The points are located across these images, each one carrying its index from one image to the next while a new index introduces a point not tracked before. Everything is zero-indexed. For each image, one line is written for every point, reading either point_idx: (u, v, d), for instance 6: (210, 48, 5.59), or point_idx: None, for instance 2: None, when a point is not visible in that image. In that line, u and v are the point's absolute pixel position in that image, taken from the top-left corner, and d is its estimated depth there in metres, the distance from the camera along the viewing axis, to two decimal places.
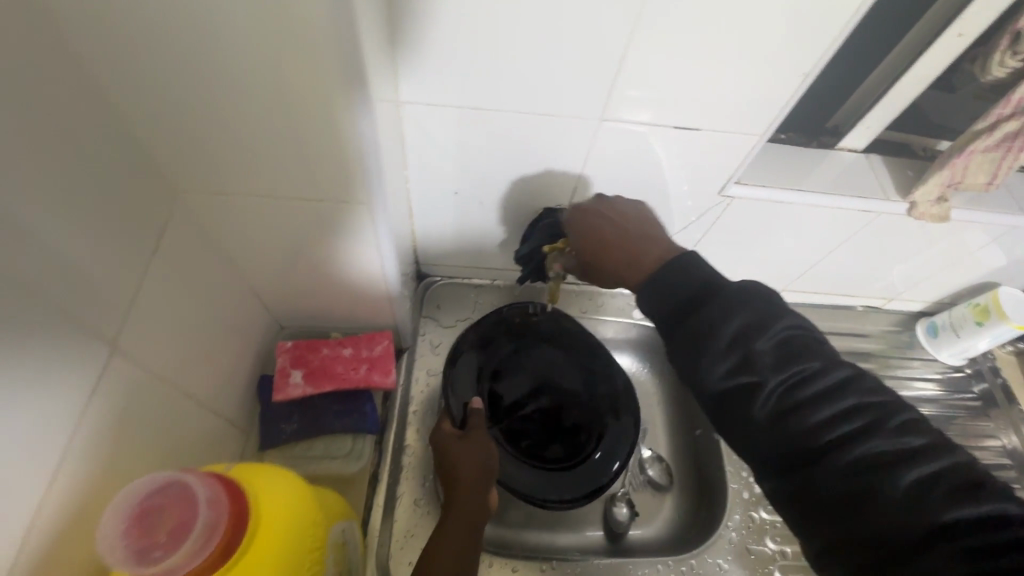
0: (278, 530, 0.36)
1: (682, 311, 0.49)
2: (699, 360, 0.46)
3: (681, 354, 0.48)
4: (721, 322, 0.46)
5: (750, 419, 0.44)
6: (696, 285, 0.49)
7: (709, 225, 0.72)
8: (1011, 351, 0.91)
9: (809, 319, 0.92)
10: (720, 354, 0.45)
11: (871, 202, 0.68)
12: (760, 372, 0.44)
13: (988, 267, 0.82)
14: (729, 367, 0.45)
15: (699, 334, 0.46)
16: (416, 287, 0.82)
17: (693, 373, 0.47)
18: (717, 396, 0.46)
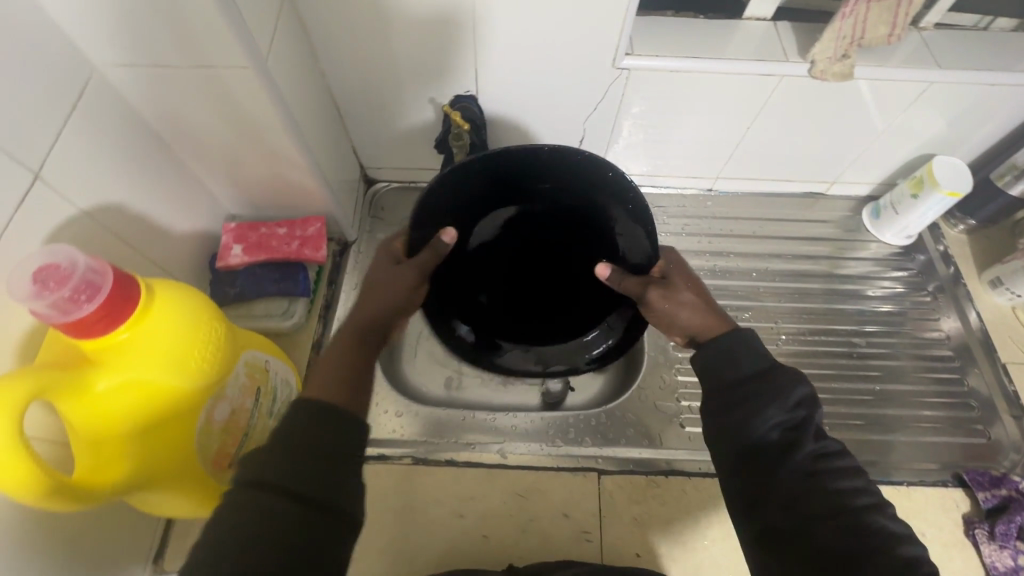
0: (167, 329, 0.45)
1: (736, 373, 0.47)
2: (751, 416, 0.44)
3: (727, 411, 0.46)
4: (774, 391, 0.45)
5: (778, 471, 0.43)
6: (762, 360, 0.47)
7: (618, 105, 0.76)
8: (963, 231, 0.89)
9: (750, 207, 0.93)
10: (773, 412, 0.44)
11: (771, 65, 0.70)
12: (803, 441, 0.43)
13: (923, 139, 0.80)
14: (772, 433, 0.44)
15: (759, 396, 0.45)
16: (363, 191, 0.90)
17: (733, 438, 0.45)
18: (748, 462, 0.44)
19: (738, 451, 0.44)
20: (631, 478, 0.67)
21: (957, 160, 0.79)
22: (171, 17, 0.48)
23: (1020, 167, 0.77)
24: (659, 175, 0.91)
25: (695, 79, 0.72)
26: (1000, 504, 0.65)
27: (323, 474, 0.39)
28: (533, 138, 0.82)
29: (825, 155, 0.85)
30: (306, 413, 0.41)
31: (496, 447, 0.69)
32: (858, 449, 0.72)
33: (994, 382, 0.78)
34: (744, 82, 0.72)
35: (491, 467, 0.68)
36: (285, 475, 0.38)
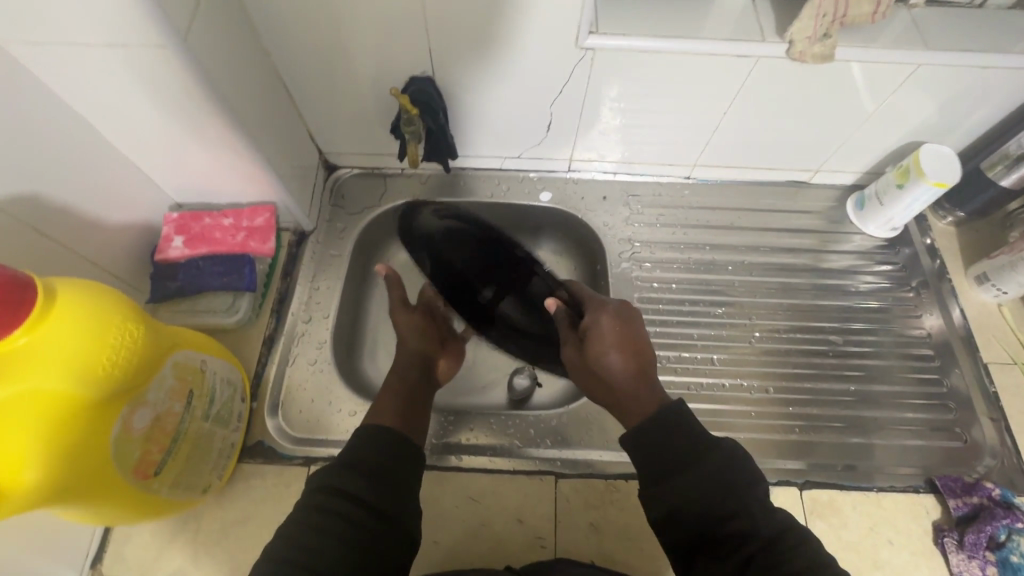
0: (70, 338, 0.42)
1: (671, 455, 0.49)
2: (697, 507, 0.46)
3: (672, 503, 0.47)
4: (709, 471, 0.47)
5: (722, 549, 0.45)
6: (694, 435, 0.50)
7: (586, 89, 0.72)
8: (951, 223, 0.84)
9: (729, 196, 0.89)
10: (710, 489, 0.46)
11: (748, 46, 0.65)
12: (751, 526, 0.45)
13: (911, 125, 0.76)
14: (719, 525, 0.45)
15: (701, 484, 0.47)
16: (324, 178, 0.86)
17: (680, 533, 0.47)
18: (698, 552, 0.46)
19: (689, 543, 0.46)
20: (590, 483, 0.64)
21: (950, 150, 0.74)
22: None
23: (1012, 156, 0.72)
24: (633, 162, 0.86)
25: (667, 59, 0.67)
26: (972, 512, 0.63)
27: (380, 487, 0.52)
28: (498, 122, 0.78)
29: (808, 142, 0.81)
30: (365, 435, 0.55)
31: (453, 451, 0.67)
32: (827, 453, 0.70)
33: (975, 383, 0.75)
34: (718, 64, 0.67)
35: (447, 470, 0.65)
36: (355, 486, 0.50)
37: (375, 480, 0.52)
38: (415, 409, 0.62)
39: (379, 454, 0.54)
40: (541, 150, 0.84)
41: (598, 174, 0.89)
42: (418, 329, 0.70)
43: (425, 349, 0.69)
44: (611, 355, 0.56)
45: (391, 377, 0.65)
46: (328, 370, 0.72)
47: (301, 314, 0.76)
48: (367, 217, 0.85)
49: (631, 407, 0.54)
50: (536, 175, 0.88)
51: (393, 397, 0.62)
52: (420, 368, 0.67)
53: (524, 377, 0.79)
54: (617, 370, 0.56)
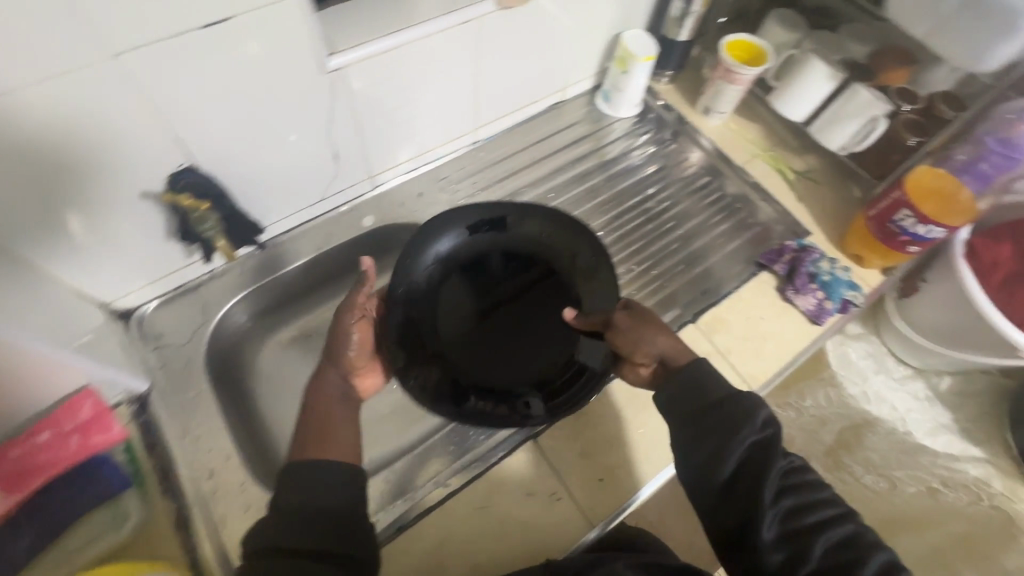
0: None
1: (704, 402, 0.61)
2: (724, 445, 0.58)
3: (701, 433, 0.59)
4: (740, 417, 0.59)
5: (740, 481, 0.58)
6: (724, 389, 0.61)
7: (352, 107, 0.72)
8: (668, 82, 1.05)
9: (514, 140, 0.98)
10: (744, 436, 0.58)
11: (465, 11, 0.71)
12: (773, 456, 0.58)
13: (607, 25, 0.92)
14: (744, 456, 0.58)
15: (728, 426, 0.59)
16: (126, 327, 0.73)
17: (707, 464, 0.58)
18: (721, 485, 0.58)
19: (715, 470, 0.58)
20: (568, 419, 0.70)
21: (640, 31, 0.93)
22: None
23: (677, 17, 0.93)
24: (427, 151, 0.89)
25: (410, 52, 0.70)
26: (790, 266, 0.83)
27: (312, 521, 0.51)
28: (285, 176, 0.74)
29: (548, 70, 0.93)
30: (281, 479, 0.54)
31: (439, 479, 0.67)
32: (695, 287, 0.86)
33: (742, 181, 0.96)
34: (450, 39, 0.73)
35: (445, 499, 0.65)
36: (287, 539, 0.49)
37: (301, 517, 0.51)
38: (347, 431, 0.62)
39: (297, 497, 0.52)
40: (342, 181, 0.82)
41: (404, 176, 0.90)
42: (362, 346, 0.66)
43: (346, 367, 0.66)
44: (643, 321, 0.66)
45: (317, 384, 0.65)
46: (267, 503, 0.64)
47: (199, 471, 0.65)
48: (203, 338, 0.75)
49: (673, 360, 0.65)
50: (349, 206, 0.86)
51: (323, 415, 0.62)
52: (341, 385, 0.66)
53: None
54: (655, 332, 0.66)
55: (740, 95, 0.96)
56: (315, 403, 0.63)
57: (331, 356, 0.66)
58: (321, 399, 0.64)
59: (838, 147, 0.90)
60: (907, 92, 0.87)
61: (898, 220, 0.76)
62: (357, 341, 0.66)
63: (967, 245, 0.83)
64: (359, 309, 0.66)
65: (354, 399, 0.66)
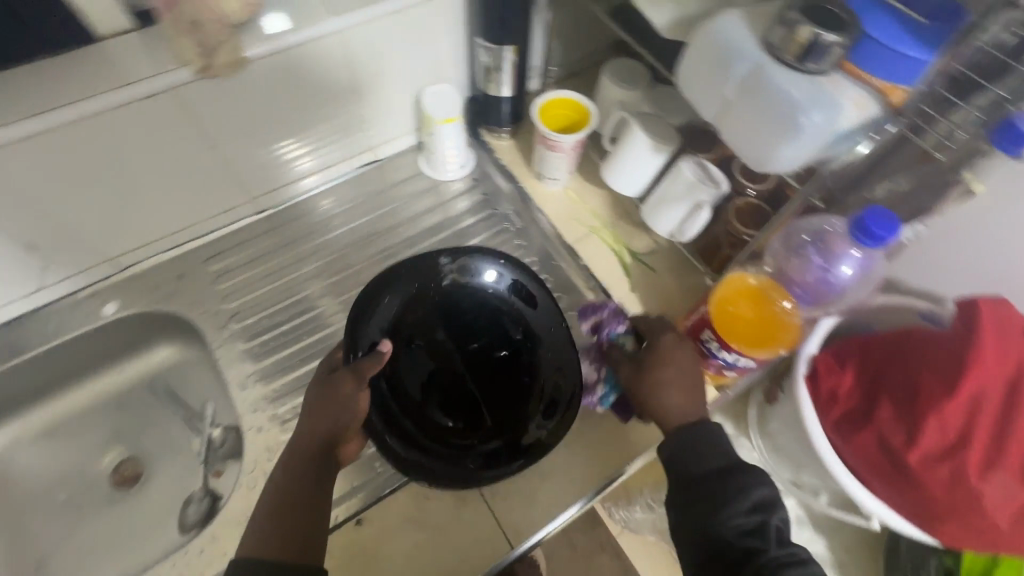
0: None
1: (706, 468, 0.55)
2: (715, 523, 0.53)
3: (693, 505, 0.54)
4: (736, 491, 0.53)
5: (731, 560, 0.52)
6: (728, 456, 0.56)
7: (17, 193, 0.60)
8: (508, 137, 0.90)
9: (311, 208, 0.85)
10: (733, 513, 0.53)
11: (145, 85, 0.59)
12: (763, 544, 0.52)
13: (405, 79, 0.78)
14: (737, 535, 0.52)
15: (721, 497, 0.53)
16: None
17: (692, 532, 0.54)
18: (703, 557, 0.53)
19: (707, 548, 0.53)
20: None
21: (447, 85, 0.80)
22: None
23: (492, 67, 0.77)
24: (182, 226, 0.77)
25: (77, 132, 0.58)
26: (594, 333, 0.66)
27: None
28: None
29: (336, 130, 0.80)
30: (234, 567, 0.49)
31: None
32: None
33: (571, 262, 0.82)
34: (137, 113, 0.60)
35: None
36: None
37: None
38: (316, 509, 0.54)
39: None
40: (61, 267, 0.71)
41: (165, 255, 0.79)
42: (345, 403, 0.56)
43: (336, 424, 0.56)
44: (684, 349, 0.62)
45: (280, 470, 0.56)
46: None
47: None
48: None
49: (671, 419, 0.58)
50: (88, 290, 0.75)
51: (275, 508, 0.53)
52: (316, 462, 0.56)
53: (197, 502, 0.74)
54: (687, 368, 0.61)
55: (570, 161, 0.80)
56: (284, 467, 0.56)
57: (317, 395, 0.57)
58: (305, 459, 0.56)
59: (668, 232, 0.75)
60: (755, 169, 0.70)
61: (704, 340, 0.61)
62: (343, 409, 0.56)
63: (812, 364, 0.66)
64: (358, 375, 0.57)
65: (335, 469, 0.57)
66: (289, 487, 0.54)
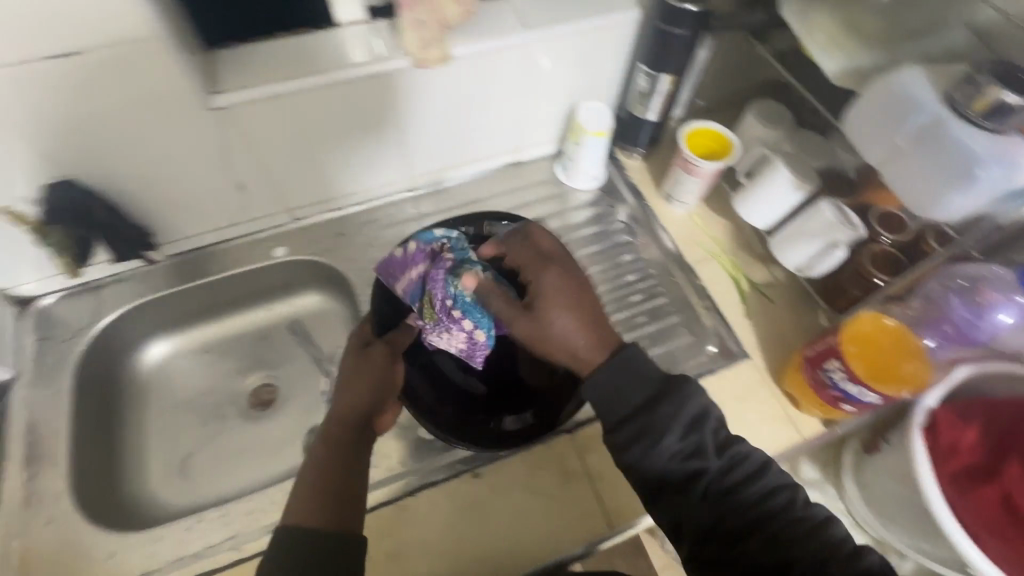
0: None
1: (637, 399, 0.56)
2: (669, 447, 0.54)
3: (643, 440, 0.54)
4: (666, 419, 0.54)
5: (689, 492, 0.53)
6: (654, 376, 0.57)
7: (249, 141, 0.70)
8: (639, 158, 0.97)
9: (455, 194, 0.94)
10: (671, 440, 0.54)
11: (374, 65, 0.69)
12: (704, 462, 0.54)
13: (566, 92, 0.86)
14: (673, 460, 0.53)
15: (671, 411, 0.54)
16: (20, 314, 0.77)
17: (639, 466, 0.54)
18: (655, 487, 0.54)
19: (650, 481, 0.54)
20: (398, 506, 0.65)
21: (601, 104, 0.88)
22: None
23: (645, 93, 0.85)
24: (350, 191, 0.87)
25: (311, 97, 0.69)
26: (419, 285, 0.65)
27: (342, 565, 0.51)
28: (179, 199, 0.74)
29: (495, 129, 0.88)
30: (287, 531, 0.52)
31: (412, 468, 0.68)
32: None
33: (688, 280, 0.86)
34: (360, 88, 0.70)
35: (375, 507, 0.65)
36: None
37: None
38: (355, 480, 0.59)
39: (306, 545, 0.51)
40: (252, 210, 0.82)
41: (329, 214, 0.89)
42: (382, 372, 0.66)
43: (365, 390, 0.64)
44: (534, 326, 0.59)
45: (319, 444, 0.61)
46: (70, 521, 0.65)
47: (22, 472, 0.67)
48: (86, 339, 0.78)
49: (593, 358, 0.58)
50: (264, 233, 0.87)
51: (317, 471, 0.58)
52: (354, 426, 0.63)
53: None
54: (564, 339, 0.59)
55: (702, 187, 0.86)
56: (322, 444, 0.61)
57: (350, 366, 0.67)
58: (342, 434, 0.62)
59: (795, 265, 0.78)
60: (891, 218, 0.73)
61: (827, 369, 0.64)
62: (377, 382, 0.65)
63: (932, 416, 0.67)
64: (390, 346, 0.68)
65: (369, 433, 0.64)
66: (326, 457, 0.59)
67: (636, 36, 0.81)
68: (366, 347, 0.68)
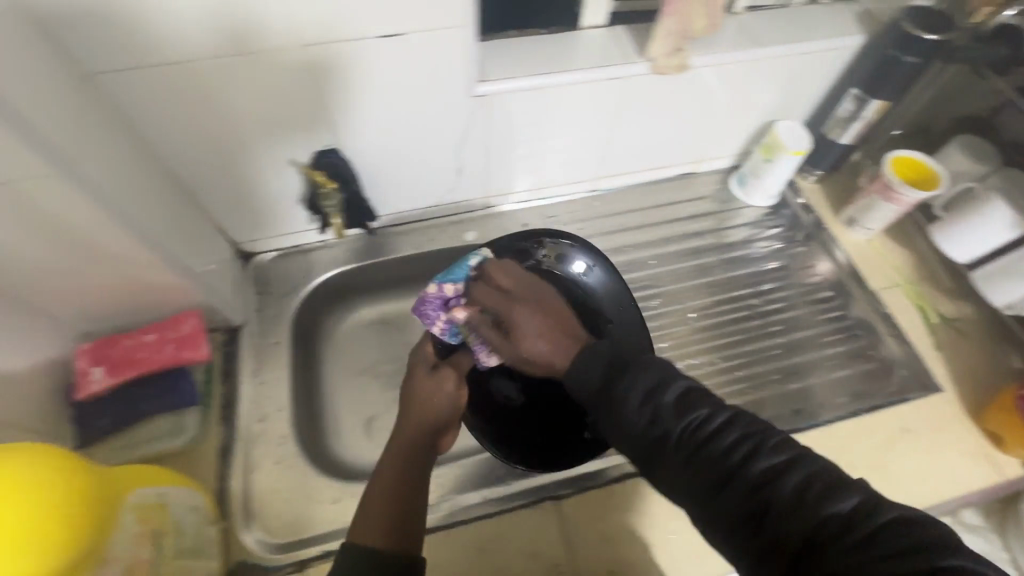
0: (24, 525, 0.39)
1: (598, 375, 0.50)
2: (647, 409, 0.47)
3: (611, 415, 0.48)
4: (633, 384, 0.48)
5: (670, 459, 0.45)
6: (597, 372, 0.51)
7: (486, 129, 0.75)
8: (814, 181, 0.98)
9: (632, 199, 0.97)
10: (634, 400, 0.47)
11: (618, 69, 0.73)
12: (667, 427, 0.46)
13: (765, 110, 0.88)
14: (644, 408, 0.47)
15: (630, 382, 0.48)
16: (242, 269, 0.83)
17: (649, 432, 0.46)
18: (644, 452, 0.47)
19: (614, 427, 0.48)
20: (603, 491, 0.68)
21: (796, 124, 0.89)
22: None
23: (844, 118, 0.86)
24: (542, 186, 0.91)
25: (555, 93, 0.73)
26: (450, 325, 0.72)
27: None
28: (407, 178, 0.79)
29: (686, 139, 0.91)
30: (354, 553, 0.50)
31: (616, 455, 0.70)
32: (772, 405, 0.79)
33: (869, 306, 0.86)
34: (597, 89, 0.74)
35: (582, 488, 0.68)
36: None
37: None
38: (417, 498, 0.56)
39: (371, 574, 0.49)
40: (458, 194, 0.87)
41: (516, 206, 0.93)
42: (448, 394, 0.62)
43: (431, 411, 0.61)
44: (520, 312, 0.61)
45: (386, 465, 0.58)
46: (297, 464, 0.69)
47: (253, 413, 0.72)
48: (299, 298, 0.83)
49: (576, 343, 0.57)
50: (457, 217, 0.91)
51: (386, 499, 0.54)
52: (422, 448, 0.59)
53: None
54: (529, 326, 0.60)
55: (895, 216, 0.87)
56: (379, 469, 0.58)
57: (413, 389, 0.63)
58: (401, 451, 0.59)
59: (1002, 304, 0.78)
60: None
61: None
62: (445, 404, 0.62)
63: None
64: (458, 367, 0.65)
65: (435, 452, 0.61)
66: (388, 479, 0.56)
67: (852, 62, 0.82)
68: (434, 367, 0.65)
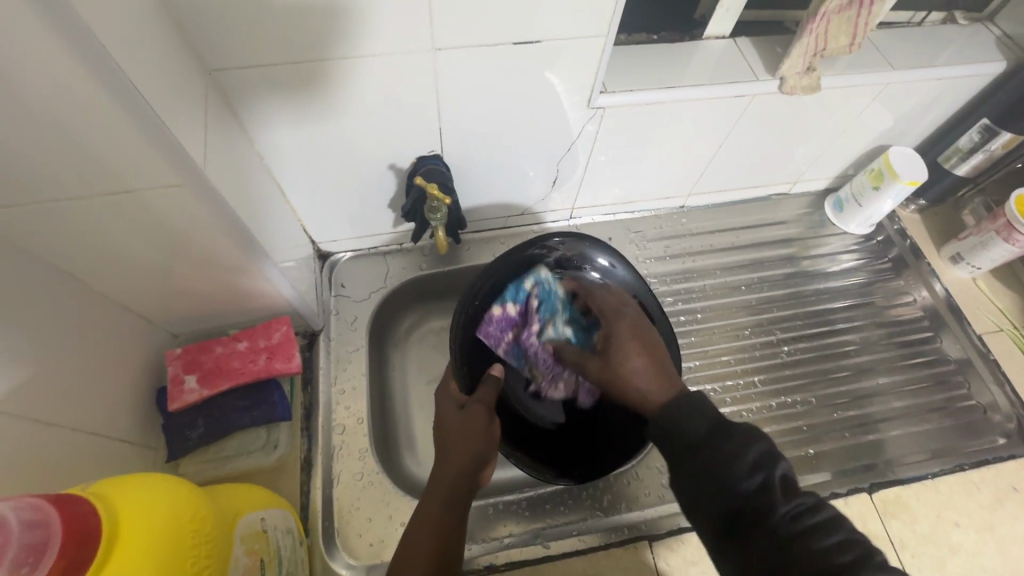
0: (140, 534, 0.36)
1: (696, 432, 0.46)
2: (746, 479, 0.43)
3: (702, 475, 0.44)
4: (740, 444, 0.44)
5: (760, 534, 0.41)
6: (702, 423, 0.47)
7: (593, 141, 0.71)
8: (914, 211, 0.93)
9: (721, 218, 0.92)
10: (740, 469, 0.43)
11: (744, 85, 0.68)
12: (773, 500, 0.42)
13: (878, 134, 0.82)
14: (757, 473, 0.43)
15: (733, 448, 0.44)
16: (320, 269, 0.80)
17: (734, 506, 0.43)
18: (725, 519, 0.43)
19: (703, 493, 0.44)
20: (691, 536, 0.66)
21: (910, 150, 0.82)
22: (82, 151, 0.39)
23: (964, 150, 0.81)
24: (632, 200, 0.86)
25: (673, 108, 0.68)
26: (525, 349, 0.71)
27: None
28: (501, 184, 0.75)
29: (789, 160, 0.85)
30: None
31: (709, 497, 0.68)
32: (870, 452, 0.75)
33: (972, 349, 0.82)
34: (717, 107, 0.69)
35: (674, 532, 0.66)
36: None
37: None
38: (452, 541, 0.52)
39: None
40: (547, 205, 0.83)
41: (601, 218, 0.89)
42: (480, 434, 0.59)
43: (467, 449, 0.57)
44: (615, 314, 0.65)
45: (426, 508, 0.53)
46: (380, 482, 0.67)
47: (333, 424, 0.69)
48: (374, 302, 0.79)
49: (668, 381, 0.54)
50: (541, 227, 0.87)
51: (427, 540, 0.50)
52: (460, 486, 0.55)
53: None
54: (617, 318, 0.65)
55: (1008, 257, 0.82)
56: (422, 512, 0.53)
57: (450, 427, 0.59)
58: (439, 492, 0.54)
59: None
60: None
61: None
62: (479, 444, 0.58)
63: None
64: (486, 403, 0.61)
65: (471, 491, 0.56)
66: (426, 518, 0.52)
67: (984, 90, 0.76)
68: (464, 407, 0.61)
